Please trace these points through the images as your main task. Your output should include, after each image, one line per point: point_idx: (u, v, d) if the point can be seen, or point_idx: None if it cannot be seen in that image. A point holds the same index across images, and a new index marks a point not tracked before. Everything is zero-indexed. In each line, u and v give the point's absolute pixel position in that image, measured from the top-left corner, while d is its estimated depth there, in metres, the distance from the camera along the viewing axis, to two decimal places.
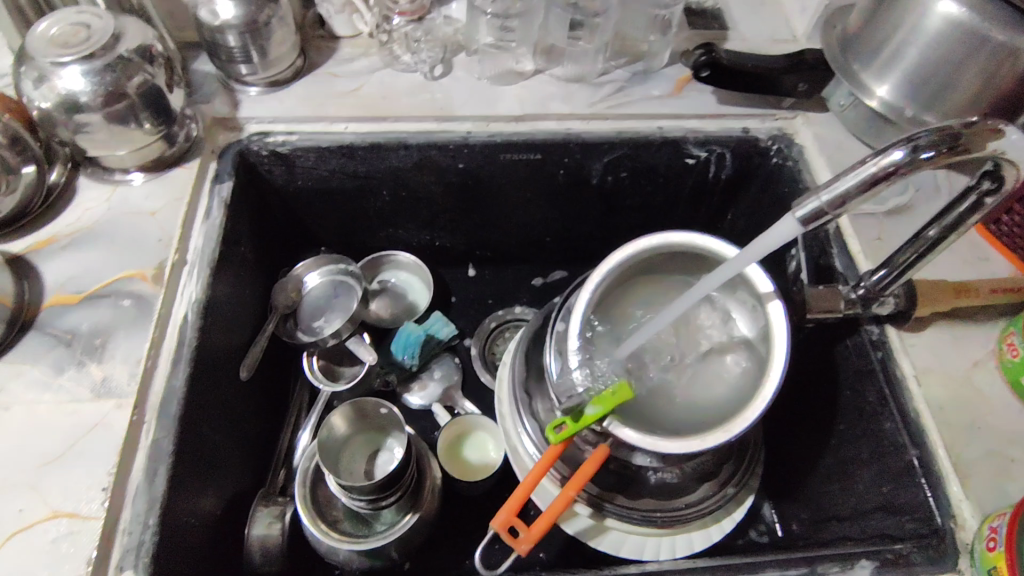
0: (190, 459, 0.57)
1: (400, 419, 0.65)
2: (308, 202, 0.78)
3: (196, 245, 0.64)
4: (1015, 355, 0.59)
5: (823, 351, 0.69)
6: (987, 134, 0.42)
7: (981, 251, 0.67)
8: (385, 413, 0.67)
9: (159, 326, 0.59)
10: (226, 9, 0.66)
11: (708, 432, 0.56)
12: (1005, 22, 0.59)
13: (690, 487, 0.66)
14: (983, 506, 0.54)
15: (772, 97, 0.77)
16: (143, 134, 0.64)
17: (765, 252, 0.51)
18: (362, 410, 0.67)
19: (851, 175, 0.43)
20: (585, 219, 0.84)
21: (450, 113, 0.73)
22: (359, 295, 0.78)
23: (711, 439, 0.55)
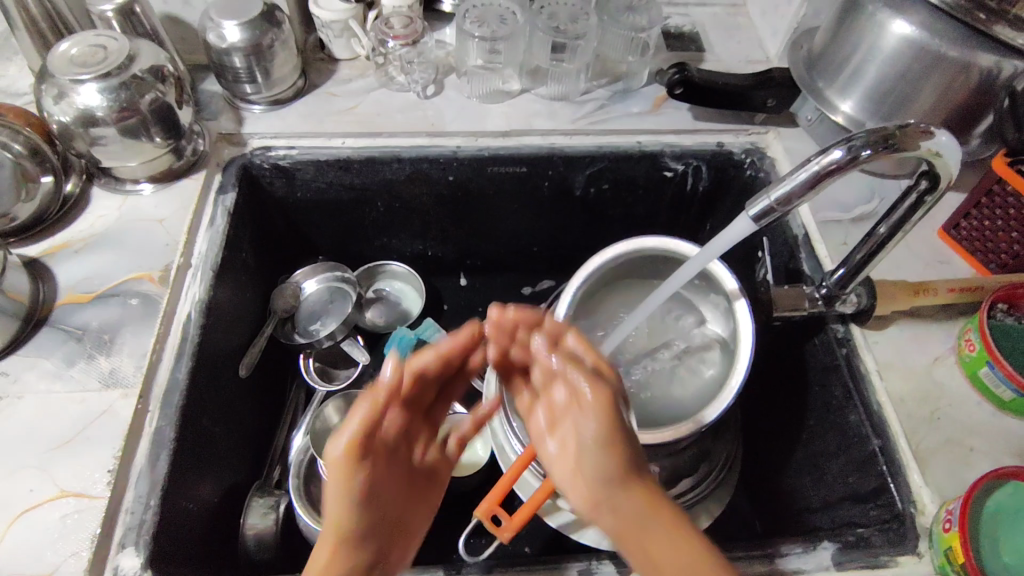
0: (190, 447, 0.60)
1: None
2: (307, 213, 0.82)
3: (200, 250, 0.68)
4: (972, 350, 0.62)
5: (794, 350, 0.73)
6: (919, 135, 0.47)
7: (941, 255, 0.71)
8: None
9: (164, 323, 0.63)
10: (233, 33, 0.71)
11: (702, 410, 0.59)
12: (954, 38, 0.63)
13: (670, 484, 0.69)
14: (941, 492, 0.57)
15: (744, 114, 0.82)
16: (153, 147, 0.69)
17: (727, 249, 0.56)
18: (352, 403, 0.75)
19: (797, 175, 0.47)
20: (571, 229, 0.88)
21: (440, 129, 0.78)
22: (353, 298, 0.82)
23: (697, 423, 0.58)
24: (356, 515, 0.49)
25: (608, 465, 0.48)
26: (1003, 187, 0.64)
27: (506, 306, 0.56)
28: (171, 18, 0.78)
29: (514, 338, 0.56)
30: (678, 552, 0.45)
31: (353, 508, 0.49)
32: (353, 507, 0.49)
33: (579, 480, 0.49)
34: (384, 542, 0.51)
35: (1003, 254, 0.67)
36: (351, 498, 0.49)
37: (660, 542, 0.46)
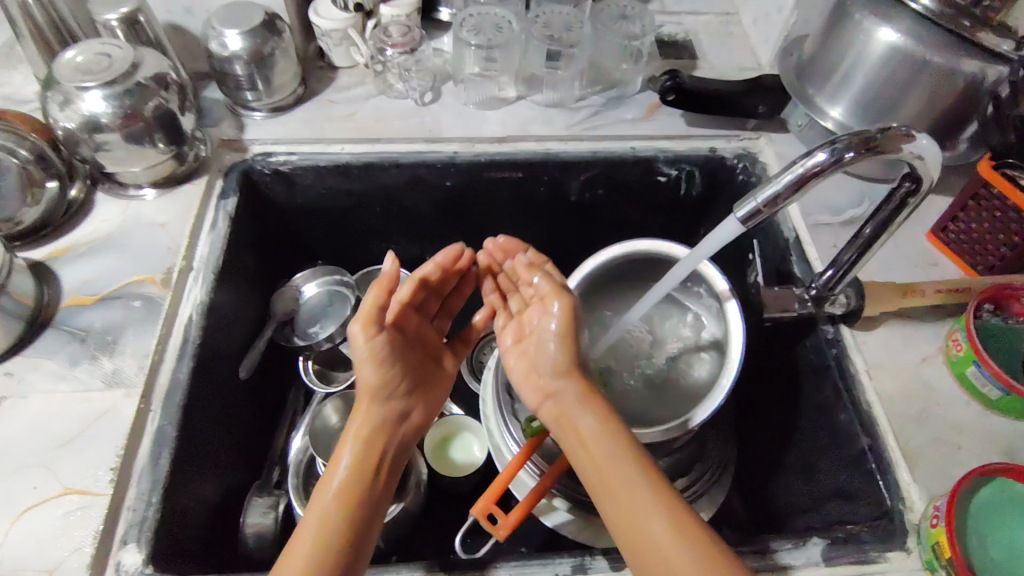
0: (191, 446, 0.61)
1: None
2: (307, 218, 0.84)
3: (202, 253, 0.69)
4: (960, 350, 0.63)
5: (786, 351, 0.74)
6: (900, 138, 0.48)
7: (930, 257, 0.72)
8: None
9: (166, 325, 0.64)
10: (235, 41, 0.73)
11: (692, 411, 0.60)
12: (939, 44, 0.64)
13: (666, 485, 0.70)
14: (929, 490, 0.58)
15: (736, 120, 0.83)
16: (156, 153, 0.70)
17: (715, 251, 0.57)
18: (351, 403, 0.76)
19: (781, 177, 0.49)
20: (566, 233, 0.90)
21: (437, 135, 0.80)
22: (352, 301, 0.81)
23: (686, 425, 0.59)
24: (381, 383, 0.61)
25: (568, 348, 0.61)
26: (989, 190, 0.65)
27: (499, 239, 0.70)
28: (174, 27, 0.80)
29: (502, 265, 0.71)
30: (608, 436, 0.56)
31: (376, 379, 0.60)
32: (377, 376, 0.60)
33: (542, 364, 0.62)
34: (403, 406, 0.63)
35: (990, 256, 0.68)
36: (372, 371, 0.60)
37: (594, 427, 0.57)
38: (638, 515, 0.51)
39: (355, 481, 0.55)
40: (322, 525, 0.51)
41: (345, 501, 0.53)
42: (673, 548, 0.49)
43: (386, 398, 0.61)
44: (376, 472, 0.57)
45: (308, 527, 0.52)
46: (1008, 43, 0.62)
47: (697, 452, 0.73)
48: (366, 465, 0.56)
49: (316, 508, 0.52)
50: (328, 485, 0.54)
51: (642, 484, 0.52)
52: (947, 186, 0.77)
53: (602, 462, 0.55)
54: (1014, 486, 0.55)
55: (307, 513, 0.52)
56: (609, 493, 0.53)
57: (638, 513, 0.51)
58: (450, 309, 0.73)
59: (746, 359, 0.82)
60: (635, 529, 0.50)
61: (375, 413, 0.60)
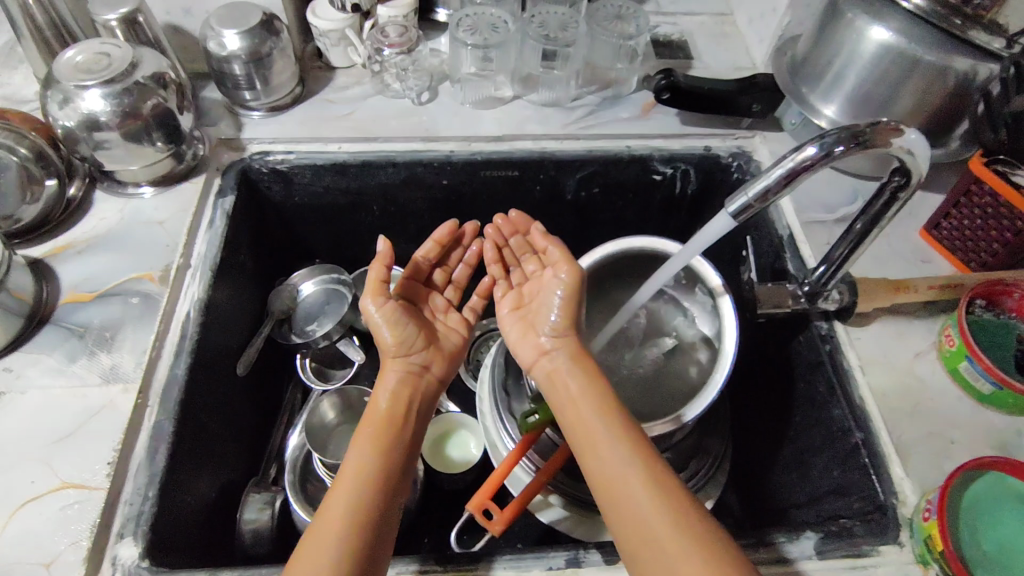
0: (188, 441, 0.62)
1: None
2: (304, 217, 0.84)
3: (200, 250, 0.70)
4: (952, 345, 0.63)
5: (780, 348, 0.74)
6: (889, 132, 0.48)
7: (923, 254, 0.73)
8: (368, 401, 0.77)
9: (164, 321, 0.64)
10: (233, 41, 0.73)
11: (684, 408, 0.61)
12: (931, 42, 0.65)
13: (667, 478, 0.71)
14: (921, 483, 0.58)
15: (731, 118, 0.84)
16: (154, 151, 0.71)
17: (706, 246, 0.58)
18: (350, 402, 0.77)
19: (772, 171, 0.49)
20: (562, 232, 0.90)
21: (434, 134, 0.80)
22: (349, 299, 0.82)
23: (677, 421, 0.60)
24: (405, 343, 0.63)
25: (568, 312, 0.64)
26: (981, 186, 0.66)
27: (510, 214, 0.74)
28: (173, 27, 0.80)
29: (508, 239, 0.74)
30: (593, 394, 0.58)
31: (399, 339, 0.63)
32: (403, 336, 0.63)
33: (540, 326, 0.65)
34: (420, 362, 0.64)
35: (982, 253, 0.68)
36: (394, 333, 0.63)
37: (581, 386, 0.59)
38: (612, 462, 0.53)
39: (386, 433, 0.58)
40: (354, 472, 0.54)
41: (377, 450, 0.56)
42: (639, 496, 0.50)
43: (408, 356, 0.63)
44: (404, 425, 0.59)
45: (343, 476, 0.54)
46: (999, 41, 0.63)
47: (693, 448, 0.73)
48: (394, 419, 0.59)
49: (356, 458, 0.55)
50: (363, 439, 0.57)
51: (619, 437, 0.54)
52: (941, 184, 0.78)
53: (584, 417, 0.57)
54: (1007, 480, 0.55)
55: (345, 464, 0.55)
56: (587, 446, 0.55)
57: (613, 463, 0.53)
58: (456, 280, 0.75)
59: (742, 356, 0.82)
60: (609, 476, 0.53)
61: (397, 369, 0.63)
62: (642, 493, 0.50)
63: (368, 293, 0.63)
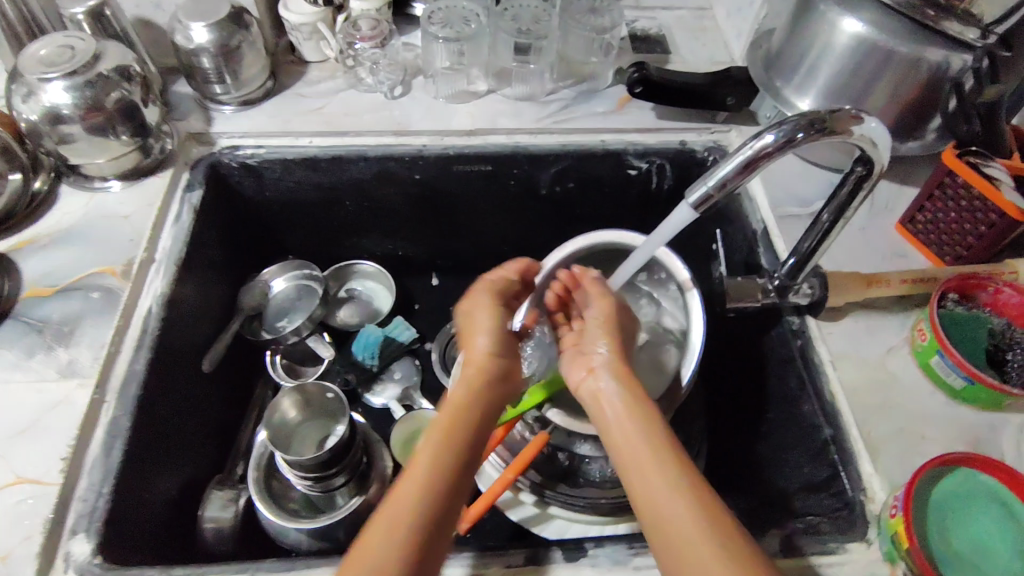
0: (148, 438, 0.61)
1: (343, 400, 0.69)
2: (276, 213, 0.83)
3: (164, 245, 0.69)
4: (924, 339, 0.62)
5: (754, 344, 0.73)
6: (849, 120, 0.48)
7: (898, 248, 0.72)
8: (332, 398, 0.71)
9: (124, 316, 0.64)
10: (200, 34, 0.73)
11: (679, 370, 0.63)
12: (902, 33, 0.64)
13: None
14: (891, 480, 0.57)
15: (707, 113, 0.83)
16: (120, 144, 0.70)
17: (670, 238, 0.57)
18: (308, 397, 0.72)
19: (729, 161, 0.48)
20: (537, 229, 0.89)
21: (406, 128, 0.80)
22: (320, 293, 0.83)
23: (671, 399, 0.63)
24: (495, 337, 0.62)
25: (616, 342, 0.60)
26: (954, 179, 0.65)
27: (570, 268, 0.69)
28: (143, 22, 0.80)
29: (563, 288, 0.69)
30: (645, 423, 0.52)
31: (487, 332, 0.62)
32: (494, 333, 0.62)
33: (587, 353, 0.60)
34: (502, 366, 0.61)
35: (957, 247, 0.67)
36: (488, 326, 0.62)
37: (631, 414, 0.53)
38: (665, 504, 0.46)
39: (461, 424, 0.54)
40: (426, 476, 0.49)
41: (448, 449, 0.51)
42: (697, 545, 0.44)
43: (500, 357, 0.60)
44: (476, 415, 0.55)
45: (410, 480, 0.49)
46: (972, 32, 0.62)
47: None
48: (472, 415, 0.55)
49: (427, 456, 0.50)
50: (433, 432, 0.53)
51: (671, 475, 0.48)
52: (918, 179, 0.77)
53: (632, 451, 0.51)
54: (976, 476, 0.54)
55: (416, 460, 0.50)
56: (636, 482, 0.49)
57: (665, 504, 0.46)
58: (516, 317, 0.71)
59: (718, 353, 0.81)
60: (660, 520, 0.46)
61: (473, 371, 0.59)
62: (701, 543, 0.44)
63: (461, 299, 0.67)
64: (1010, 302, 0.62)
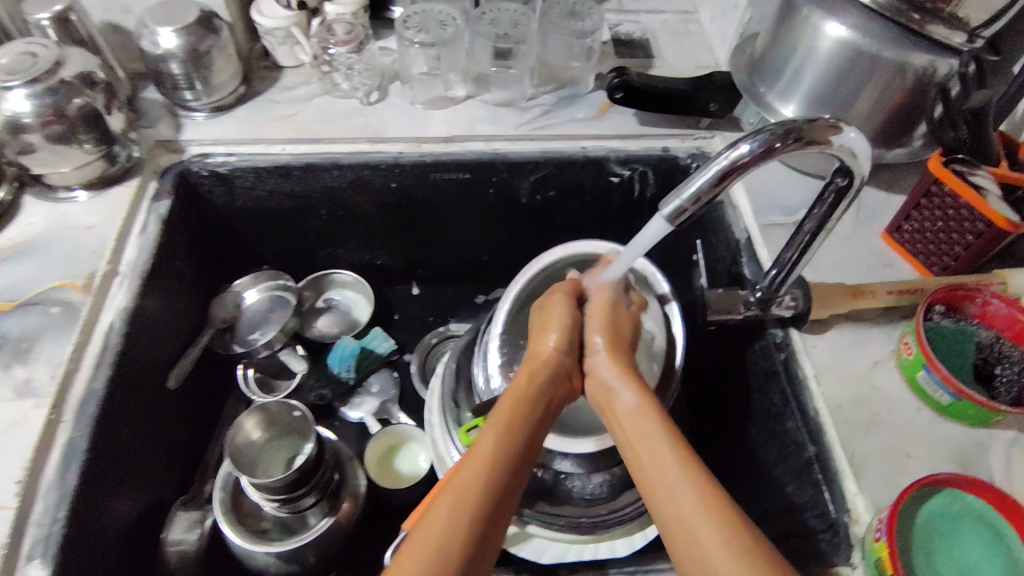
0: (106, 459, 0.59)
1: (310, 419, 0.66)
2: (249, 221, 0.81)
3: (129, 257, 0.67)
4: (910, 353, 0.60)
5: (739, 356, 0.71)
6: (827, 130, 0.46)
7: (884, 258, 0.70)
8: (298, 416, 0.68)
9: (85, 332, 0.62)
10: (167, 39, 0.70)
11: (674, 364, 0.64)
12: (887, 39, 0.62)
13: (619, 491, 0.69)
14: (875, 500, 0.55)
15: (690, 118, 0.81)
16: (83, 153, 0.68)
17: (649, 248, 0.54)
18: (271, 416, 0.69)
19: (703, 173, 0.46)
20: (518, 237, 0.87)
21: (381, 135, 0.77)
22: (294, 305, 0.82)
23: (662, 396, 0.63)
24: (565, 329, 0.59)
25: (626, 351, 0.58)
26: (940, 187, 0.63)
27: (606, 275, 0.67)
28: (111, 26, 0.77)
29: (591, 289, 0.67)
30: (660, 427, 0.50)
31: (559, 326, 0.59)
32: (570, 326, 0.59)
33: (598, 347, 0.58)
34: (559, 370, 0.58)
35: (944, 256, 0.66)
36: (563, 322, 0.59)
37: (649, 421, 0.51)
38: (681, 508, 0.44)
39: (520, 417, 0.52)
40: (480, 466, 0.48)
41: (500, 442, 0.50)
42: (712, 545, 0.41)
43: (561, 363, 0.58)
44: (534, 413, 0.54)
45: (468, 471, 0.47)
46: (959, 36, 0.60)
47: None
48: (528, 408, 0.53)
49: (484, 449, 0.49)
50: (493, 423, 0.51)
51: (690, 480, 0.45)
52: (905, 186, 0.75)
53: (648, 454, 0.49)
54: (963, 497, 0.52)
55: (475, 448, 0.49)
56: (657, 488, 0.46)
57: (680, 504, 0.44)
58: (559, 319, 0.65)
59: (702, 365, 0.79)
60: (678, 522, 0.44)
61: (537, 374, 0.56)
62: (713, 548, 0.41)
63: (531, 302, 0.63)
64: (998, 314, 0.60)
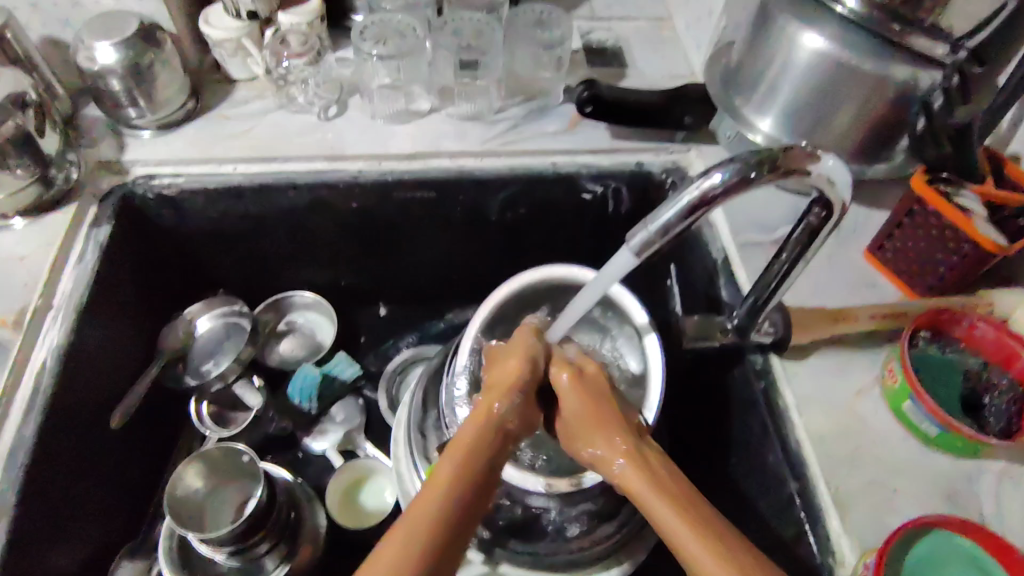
0: (38, 513, 0.55)
1: (257, 462, 0.63)
2: (201, 243, 0.76)
3: (64, 288, 0.62)
4: (894, 381, 0.57)
5: (718, 382, 0.68)
6: (804, 158, 0.43)
7: (867, 277, 0.67)
8: (247, 461, 0.65)
9: (14, 373, 0.57)
10: (105, 54, 0.66)
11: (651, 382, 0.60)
12: (868, 48, 0.59)
13: (597, 525, 0.62)
14: (861, 541, 0.52)
15: (665, 131, 0.77)
16: (14, 177, 0.63)
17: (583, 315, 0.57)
18: (214, 461, 0.67)
19: (670, 206, 0.43)
20: (490, 256, 0.83)
21: (340, 153, 0.73)
22: (249, 330, 0.77)
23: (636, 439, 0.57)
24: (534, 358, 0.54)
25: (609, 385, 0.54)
26: (923, 207, 0.60)
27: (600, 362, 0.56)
28: (48, 39, 0.72)
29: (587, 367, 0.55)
30: (627, 447, 0.49)
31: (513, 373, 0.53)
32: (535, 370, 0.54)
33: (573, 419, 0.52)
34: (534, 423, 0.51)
35: (928, 276, 0.63)
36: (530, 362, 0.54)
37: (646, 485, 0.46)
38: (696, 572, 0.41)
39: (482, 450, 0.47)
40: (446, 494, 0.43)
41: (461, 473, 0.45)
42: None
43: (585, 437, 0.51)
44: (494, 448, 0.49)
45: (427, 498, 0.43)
46: (941, 47, 0.57)
47: None
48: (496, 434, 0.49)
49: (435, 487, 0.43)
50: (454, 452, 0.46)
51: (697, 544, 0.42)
52: (887, 201, 0.72)
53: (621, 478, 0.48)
54: (953, 538, 0.49)
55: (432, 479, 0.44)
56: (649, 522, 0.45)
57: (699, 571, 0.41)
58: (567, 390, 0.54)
59: (681, 388, 0.76)
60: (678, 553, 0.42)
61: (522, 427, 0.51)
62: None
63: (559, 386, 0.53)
64: (985, 338, 0.57)
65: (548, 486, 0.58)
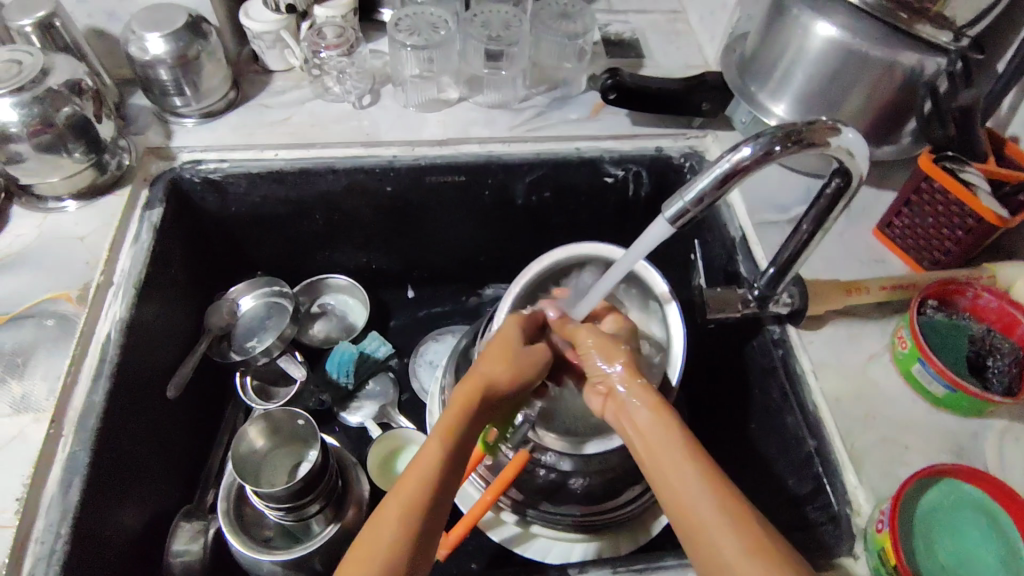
0: (107, 473, 0.59)
1: (314, 427, 0.68)
2: (241, 226, 0.80)
3: (123, 267, 0.66)
4: (904, 347, 0.61)
5: (738, 352, 0.72)
6: (826, 131, 0.47)
7: (877, 253, 0.71)
8: (302, 425, 0.70)
9: (81, 344, 0.61)
10: (156, 45, 0.69)
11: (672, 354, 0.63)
12: (877, 35, 0.63)
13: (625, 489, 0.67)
14: (876, 493, 0.56)
15: (682, 118, 0.82)
16: (73, 162, 0.66)
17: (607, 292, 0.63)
18: (276, 423, 0.70)
19: (705, 176, 0.47)
20: (516, 237, 0.87)
21: (376, 139, 0.77)
22: (290, 310, 0.82)
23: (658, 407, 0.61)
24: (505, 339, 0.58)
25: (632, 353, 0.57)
26: (930, 183, 0.64)
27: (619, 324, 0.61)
28: (95, 32, 0.76)
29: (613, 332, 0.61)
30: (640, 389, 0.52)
31: (504, 358, 0.56)
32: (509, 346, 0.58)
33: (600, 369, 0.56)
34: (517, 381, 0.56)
35: (935, 251, 0.67)
36: (516, 345, 0.58)
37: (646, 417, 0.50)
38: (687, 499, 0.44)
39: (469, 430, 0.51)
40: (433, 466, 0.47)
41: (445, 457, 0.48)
42: (723, 531, 0.42)
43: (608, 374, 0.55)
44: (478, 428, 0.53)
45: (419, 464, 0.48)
46: (946, 35, 0.60)
47: None
48: (484, 415, 0.53)
49: (423, 465, 0.47)
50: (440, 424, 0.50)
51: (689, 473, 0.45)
52: (895, 183, 0.76)
53: (628, 412, 0.52)
54: (962, 487, 0.54)
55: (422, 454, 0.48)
56: (651, 462, 0.48)
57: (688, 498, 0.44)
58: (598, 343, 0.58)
59: (703, 360, 0.80)
60: (665, 476, 0.46)
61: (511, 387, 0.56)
62: (718, 536, 0.42)
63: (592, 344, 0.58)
64: (988, 307, 0.61)
65: (583, 450, 0.61)
